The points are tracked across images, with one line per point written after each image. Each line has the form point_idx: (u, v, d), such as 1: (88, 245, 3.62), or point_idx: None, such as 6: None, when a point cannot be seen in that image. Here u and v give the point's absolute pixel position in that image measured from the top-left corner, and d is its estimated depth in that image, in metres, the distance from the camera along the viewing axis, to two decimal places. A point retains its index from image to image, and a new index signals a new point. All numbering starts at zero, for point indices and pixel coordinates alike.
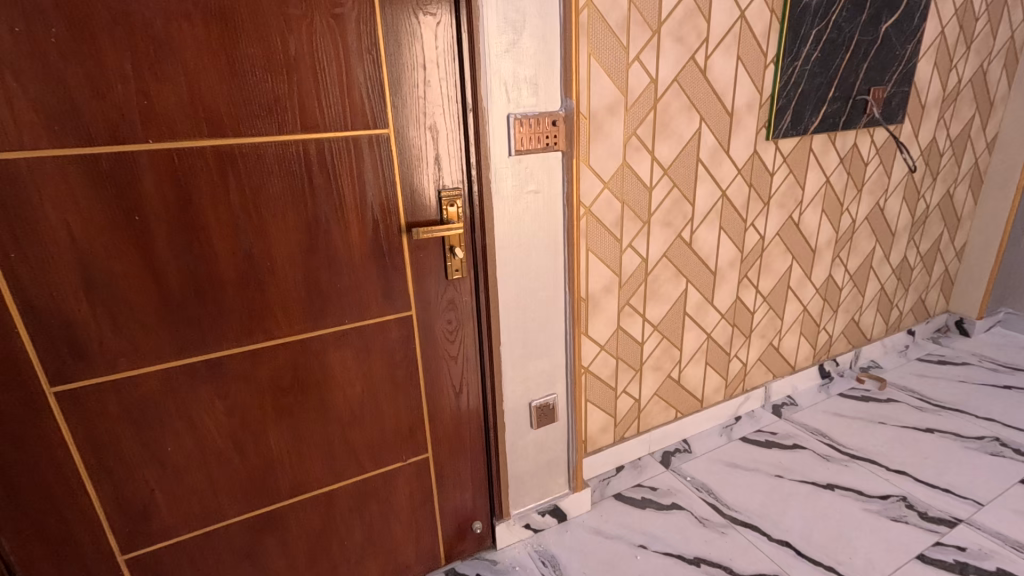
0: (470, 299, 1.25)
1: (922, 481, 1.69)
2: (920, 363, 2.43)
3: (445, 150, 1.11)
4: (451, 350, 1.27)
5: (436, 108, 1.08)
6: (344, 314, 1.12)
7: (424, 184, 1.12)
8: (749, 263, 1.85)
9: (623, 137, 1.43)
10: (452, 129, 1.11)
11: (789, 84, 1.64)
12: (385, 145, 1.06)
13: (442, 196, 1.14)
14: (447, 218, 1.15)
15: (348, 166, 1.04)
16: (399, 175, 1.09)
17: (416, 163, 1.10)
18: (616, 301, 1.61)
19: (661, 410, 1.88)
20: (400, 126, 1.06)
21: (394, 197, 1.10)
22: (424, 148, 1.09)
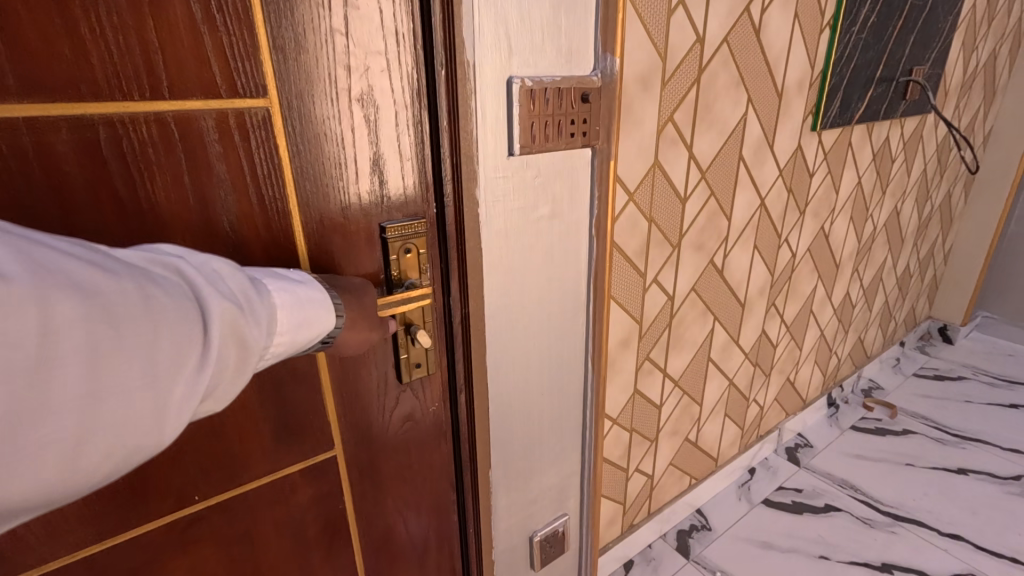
0: (441, 404, 0.72)
1: (984, 550, 1.41)
2: (917, 379, 2.22)
3: (390, 144, 0.57)
4: (410, 496, 0.73)
5: (371, 61, 0.53)
6: (191, 482, 0.55)
7: (351, 211, 0.57)
8: (778, 288, 1.46)
9: (657, 125, 0.95)
10: (403, 102, 0.56)
11: (844, 57, 1.24)
12: (262, 134, 0.50)
13: (389, 235, 0.60)
14: (399, 278, 0.62)
15: (175, 179, 0.47)
16: (295, 195, 0.53)
17: (333, 169, 0.54)
18: (635, 358, 1.14)
19: (675, 481, 1.45)
20: (296, 96, 0.50)
21: (288, 240, 0.54)
22: (349, 140, 0.54)
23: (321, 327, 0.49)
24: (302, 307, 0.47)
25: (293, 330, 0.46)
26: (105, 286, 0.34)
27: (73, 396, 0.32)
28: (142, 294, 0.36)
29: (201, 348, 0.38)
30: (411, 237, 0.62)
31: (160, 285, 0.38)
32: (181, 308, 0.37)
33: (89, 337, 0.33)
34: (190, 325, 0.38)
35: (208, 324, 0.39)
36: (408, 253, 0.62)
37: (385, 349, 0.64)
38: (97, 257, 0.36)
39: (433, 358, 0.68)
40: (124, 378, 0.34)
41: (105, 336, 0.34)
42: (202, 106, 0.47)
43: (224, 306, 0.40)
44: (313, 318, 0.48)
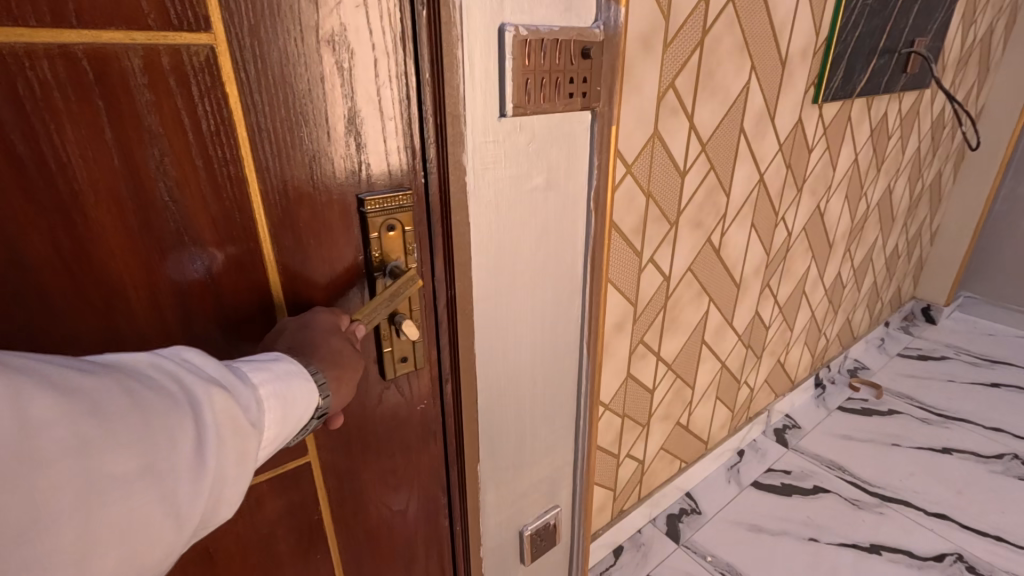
0: (429, 400, 0.66)
1: (971, 530, 1.41)
2: (901, 359, 2.22)
3: (365, 100, 0.49)
4: (394, 505, 0.67)
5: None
6: None
7: (322, 181, 0.49)
8: (772, 268, 1.41)
9: (658, 92, 0.87)
10: (381, 46, 0.48)
11: (849, 24, 1.18)
12: (206, 81, 0.42)
13: (368, 209, 0.52)
14: (380, 261, 0.55)
15: (95, 135, 0.39)
16: (251, 157, 0.45)
17: (300, 125, 0.46)
18: (629, 342, 1.09)
19: (665, 465, 1.42)
20: (250, 37, 0.42)
21: (244, 213, 0.47)
22: (319, 90, 0.46)
23: (308, 403, 0.42)
24: (285, 382, 0.41)
25: (280, 413, 0.40)
26: (82, 384, 0.30)
27: (67, 508, 0.28)
28: (127, 390, 0.31)
29: (196, 437, 0.33)
30: (395, 212, 0.54)
31: (140, 378, 0.33)
32: (171, 400, 0.33)
33: (71, 438, 0.28)
34: (181, 416, 0.33)
35: (200, 414, 0.34)
36: (391, 230, 0.54)
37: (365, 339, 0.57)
38: (69, 357, 0.32)
39: (421, 349, 0.61)
40: (121, 479, 0.30)
41: (89, 435, 0.29)
42: (121, 40, 0.38)
43: (216, 391, 0.35)
44: (299, 395, 0.41)
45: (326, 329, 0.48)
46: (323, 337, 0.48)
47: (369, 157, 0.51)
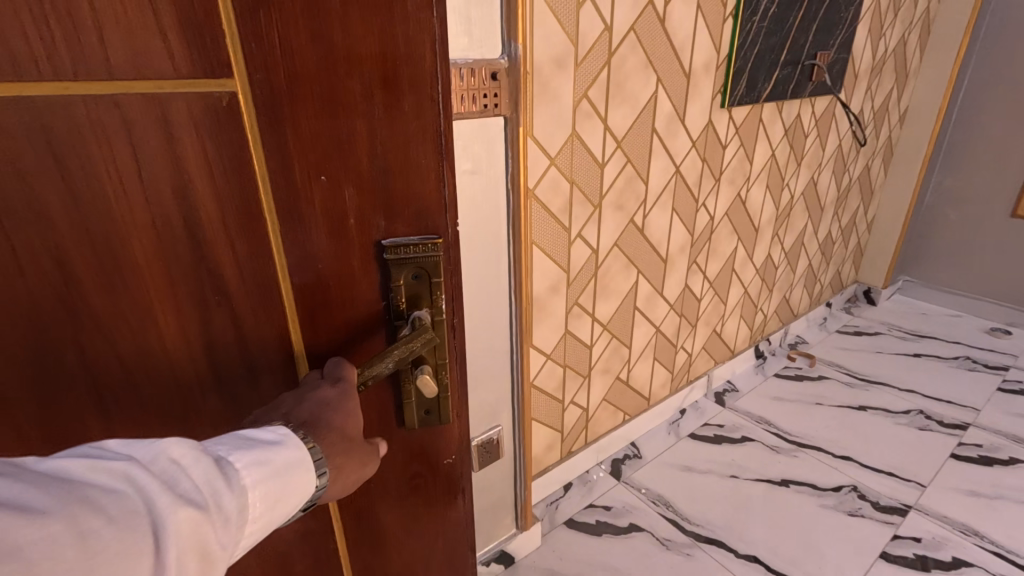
0: (457, 457, 0.72)
1: (867, 467, 1.66)
2: (839, 335, 2.47)
3: (369, 152, 0.51)
4: (406, 536, 0.70)
5: (360, 51, 0.47)
6: None
7: (342, 226, 0.52)
8: (698, 247, 1.67)
9: (573, 100, 1.13)
10: (401, 96, 0.50)
11: (746, 43, 1.43)
12: (224, 132, 0.44)
13: (389, 259, 0.55)
14: (402, 316, 0.58)
15: (122, 174, 0.41)
16: (263, 205, 0.47)
17: (327, 172, 0.49)
18: (565, 302, 1.34)
19: (609, 415, 1.67)
20: (281, 86, 0.45)
21: (254, 255, 0.48)
22: (345, 137, 0.49)
23: (302, 493, 0.46)
24: (278, 478, 0.44)
25: (268, 511, 0.43)
26: (38, 533, 0.31)
27: None
28: (82, 534, 0.32)
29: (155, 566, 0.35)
30: (415, 263, 0.56)
31: (105, 507, 0.34)
32: (130, 536, 0.34)
33: None
34: (144, 547, 0.35)
35: (165, 539, 0.35)
36: (411, 283, 0.57)
37: (395, 387, 0.63)
38: (31, 489, 0.32)
39: (447, 407, 0.66)
40: None
41: None
42: (152, 89, 0.40)
43: (186, 513, 0.37)
44: (289, 491, 0.45)
45: (341, 393, 0.52)
46: (338, 417, 0.51)
47: (370, 203, 0.53)
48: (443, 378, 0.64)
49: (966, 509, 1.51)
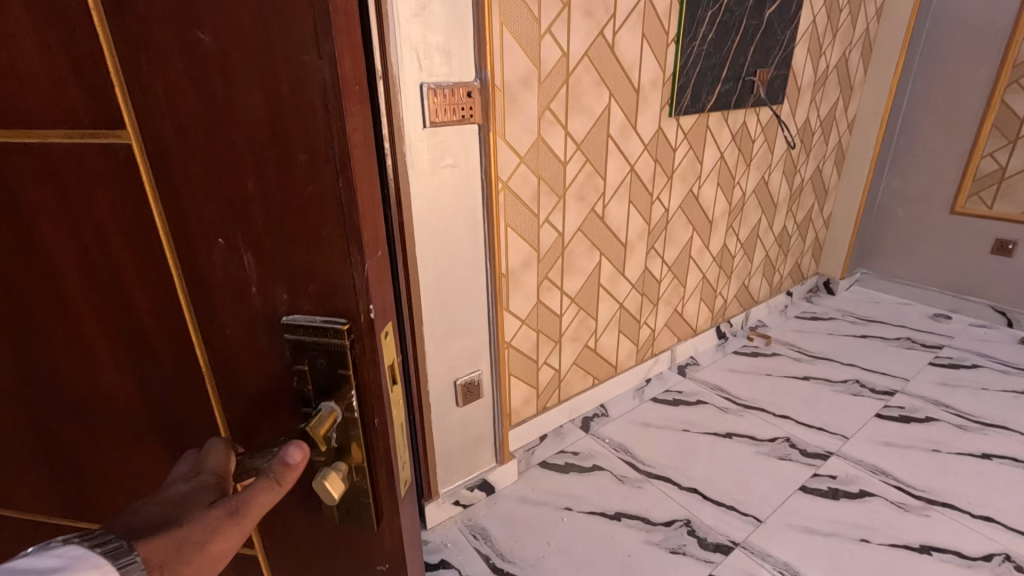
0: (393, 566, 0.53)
1: (801, 423, 1.94)
2: (797, 320, 2.75)
3: (256, 217, 0.40)
4: None
5: (234, 93, 0.36)
6: None
7: (241, 294, 0.43)
8: (655, 235, 1.96)
9: (538, 111, 1.43)
10: (289, 147, 0.37)
11: (688, 64, 1.74)
12: (125, 184, 0.41)
13: (293, 341, 0.43)
14: (313, 395, 0.45)
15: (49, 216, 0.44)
16: (169, 258, 0.43)
17: (216, 237, 0.41)
18: (536, 276, 1.63)
19: (580, 377, 1.95)
20: (158, 138, 0.38)
21: (165, 306, 0.45)
22: (226, 196, 0.40)
23: None
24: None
25: None
26: None
27: None
28: None
29: None
30: (321, 342, 0.43)
31: None
32: None
33: None
34: None
35: None
36: (321, 363, 0.44)
37: (307, 475, 0.49)
38: None
39: (375, 512, 0.49)
40: None
41: None
42: (65, 136, 0.40)
43: None
44: None
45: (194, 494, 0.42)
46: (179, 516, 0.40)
47: (268, 272, 0.42)
48: (366, 480, 0.47)
49: (880, 455, 1.78)
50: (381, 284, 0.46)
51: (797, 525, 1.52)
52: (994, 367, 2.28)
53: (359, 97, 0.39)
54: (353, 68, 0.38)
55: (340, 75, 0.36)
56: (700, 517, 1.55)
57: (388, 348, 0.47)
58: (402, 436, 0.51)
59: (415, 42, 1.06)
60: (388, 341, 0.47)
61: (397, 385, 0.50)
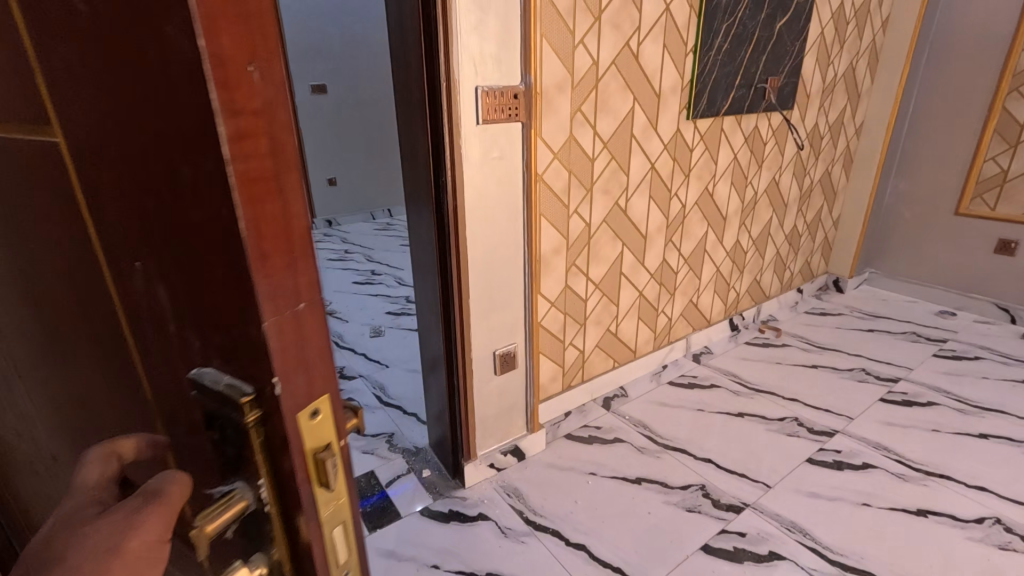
0: None
1: (809, 405, 2.08)
2: (807, 315, 2.89)
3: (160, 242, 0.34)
4: None
5: (120, 93, 0.30)
6: None
7: (168, 328, 0.38)
8: (673, 229, 2.12)
9: (570, 112, 1.61)
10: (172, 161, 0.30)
11: (705, 71, 1.91)
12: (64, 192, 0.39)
13: (207, 400, 0.36)
14: (237, 474, 0.37)
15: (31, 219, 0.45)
16: (110, 276, 0.40)
17: (141, 260, 0.36)
18: (565, 262, 1.80)
19: (602, 359, 2.10)
20: (86, 147, 0.35)
21: (113, 325, 0.43)
22: (142, 217, 0.34)
23: None
24: None
25: None
26: None
27: None
28: None
29: None
30: (228, 408, 0.35)
31: None
32: None
33: None
34: None
35: None
36: (234, 434, 0.36)
37: (229, 561, 0.42)
38: None
39: None
40: None
41: None
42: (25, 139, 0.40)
43: None
44: None
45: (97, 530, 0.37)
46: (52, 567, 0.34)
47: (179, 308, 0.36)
48: None
49: (883, 433, 1.91)
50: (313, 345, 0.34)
51: (802, 491, 1.66)
52: (996, 359, 2.40)
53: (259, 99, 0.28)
54: (247, 55, 0.27)
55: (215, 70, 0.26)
56: (713, 482, 1.70)
57: (314, 435, 0.36)
58: (342, 540, 0.40)
59: (473, 51, 1.25)
60: (317, 425, 0.36)
61: (341, 484, 0.39)
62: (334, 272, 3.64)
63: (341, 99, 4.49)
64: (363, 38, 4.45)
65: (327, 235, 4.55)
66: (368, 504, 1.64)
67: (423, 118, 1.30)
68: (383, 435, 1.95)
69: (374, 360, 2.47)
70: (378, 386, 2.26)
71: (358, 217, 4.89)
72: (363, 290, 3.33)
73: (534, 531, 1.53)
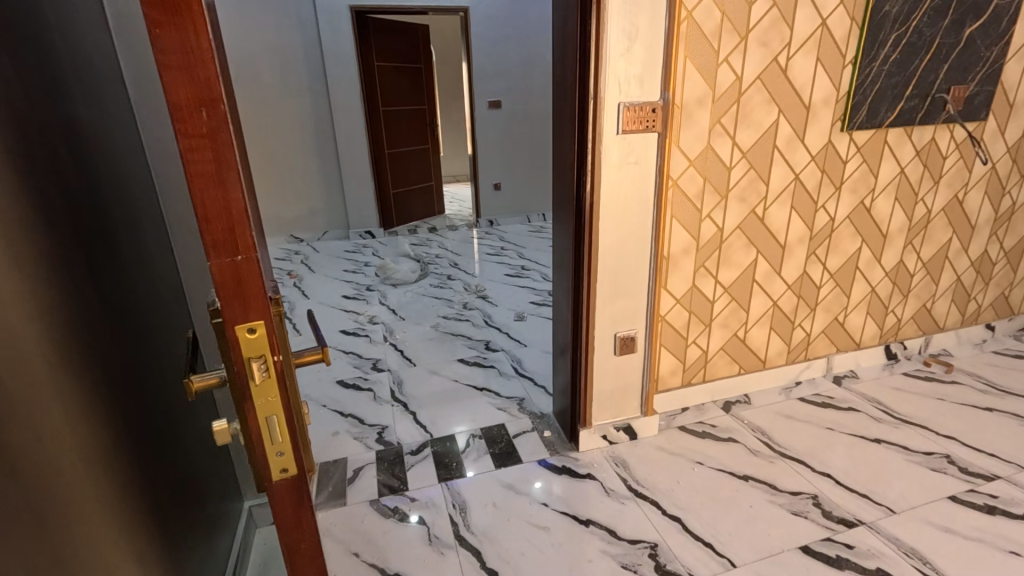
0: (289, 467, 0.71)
1: (968, 446, 1.88)
2: (996, 355, 2.51)
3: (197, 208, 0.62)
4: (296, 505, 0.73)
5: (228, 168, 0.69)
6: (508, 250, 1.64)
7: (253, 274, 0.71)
8: (817, 241, 2.08)
9: (709, 123, 1.75)
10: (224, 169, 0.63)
11: (867, 82, 1.87)
12: None
13: (255, 325, 0.62)
14: (258, 370, 0.64)
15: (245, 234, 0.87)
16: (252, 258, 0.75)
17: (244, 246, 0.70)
18: (694, 262, 1.92)
19: (726, 363, 2.14)
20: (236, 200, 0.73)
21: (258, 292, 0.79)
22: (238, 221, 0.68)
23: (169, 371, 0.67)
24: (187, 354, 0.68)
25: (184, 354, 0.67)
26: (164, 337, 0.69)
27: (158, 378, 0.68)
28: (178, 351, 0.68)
29: None
30: (250, 319, 0.61)
31: None
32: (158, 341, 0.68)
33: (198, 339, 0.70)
34: None
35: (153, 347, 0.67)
36: (250, 333, 0.62)
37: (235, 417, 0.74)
38: None
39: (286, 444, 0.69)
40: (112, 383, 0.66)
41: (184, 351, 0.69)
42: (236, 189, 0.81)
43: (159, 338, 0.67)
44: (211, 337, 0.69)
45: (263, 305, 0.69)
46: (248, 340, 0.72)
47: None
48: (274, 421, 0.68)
49: None
50: (250, 281, 0.60)
51: (935, 524, 1.56)
52: None
53: (213, 96, 0.53)
54: (199, 103, 0.53)
55: (172, 97, 0.52)
56: (829, 495, 1.68)
57: (249, 346, 0.62)
58: (274, 417, 0.67)
59: (618, 73, 1.50)
60: (252, 339, 0.62)
61: (268, 377, 0.65)
62: (491, 264, 4.14)
63: (515, 112, 5.02)
64: (541, 56, 4.91)
65: (488, 232, 5.13)
66: (496, 448, 1.97)
67: (572, 129, 1.58)
68: (515, 399, 2.28)
69: (515, 339, 2.83)
70: (516, 360, 2.61)
71: (516, 218, 5.40)
72: (513, 281, 3.75)
73: (634, 496, 1.71)
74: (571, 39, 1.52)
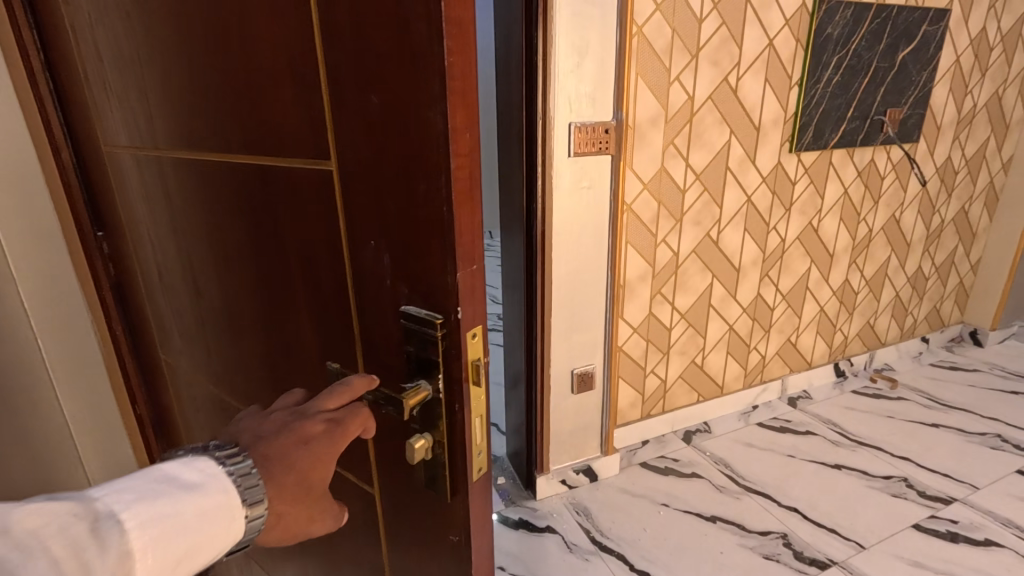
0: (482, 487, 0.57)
1: (923, 467, 1.87)
2: (932, 368, 2.58)
3: (397, 220, 0.52)
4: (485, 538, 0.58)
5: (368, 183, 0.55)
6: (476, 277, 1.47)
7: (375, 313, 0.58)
8: (770, 263, 2.05)
9: (662, 145, 1.66)
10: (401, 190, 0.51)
11: (813, 104, 1.86)
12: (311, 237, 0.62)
13: (475, 324, 0.52)
14: (476, 376, 0.53)
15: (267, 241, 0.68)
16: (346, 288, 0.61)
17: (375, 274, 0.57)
18: (650, 289, 1.82)
19: (685, 392, 2.04)
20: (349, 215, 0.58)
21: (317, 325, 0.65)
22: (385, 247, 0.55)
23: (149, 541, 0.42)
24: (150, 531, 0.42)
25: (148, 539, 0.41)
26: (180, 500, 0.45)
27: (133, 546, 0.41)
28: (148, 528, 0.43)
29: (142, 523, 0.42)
30: (476, 319, 0.52)
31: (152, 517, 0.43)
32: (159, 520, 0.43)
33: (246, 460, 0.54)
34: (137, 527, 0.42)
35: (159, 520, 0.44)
36: (473, 336, 0.52)
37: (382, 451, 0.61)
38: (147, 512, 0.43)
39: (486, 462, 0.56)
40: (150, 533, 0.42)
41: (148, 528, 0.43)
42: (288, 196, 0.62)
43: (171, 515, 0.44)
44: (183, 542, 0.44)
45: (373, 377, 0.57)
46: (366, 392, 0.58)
47: (397, 268, 0.54)
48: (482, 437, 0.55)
49: (1014, 509, 1.68)
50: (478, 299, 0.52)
51: (903, 557, 1.51)
52: None
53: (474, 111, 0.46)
54: (465, 118, 0.46)
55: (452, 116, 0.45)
56: (800, 533, 1.60)
57: (474, 349, 0.52)
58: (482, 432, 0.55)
59: (569, 90, 1.38)
60: (475, 343, 0.52)
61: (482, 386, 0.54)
62: None
63: None
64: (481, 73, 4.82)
65: None
66: None
67: (520, 152, 1.44)
68: None
69: None
70: None
71: None
72: None
73: (599, 551, 1.56)
74: (515, 51, 1.37)
